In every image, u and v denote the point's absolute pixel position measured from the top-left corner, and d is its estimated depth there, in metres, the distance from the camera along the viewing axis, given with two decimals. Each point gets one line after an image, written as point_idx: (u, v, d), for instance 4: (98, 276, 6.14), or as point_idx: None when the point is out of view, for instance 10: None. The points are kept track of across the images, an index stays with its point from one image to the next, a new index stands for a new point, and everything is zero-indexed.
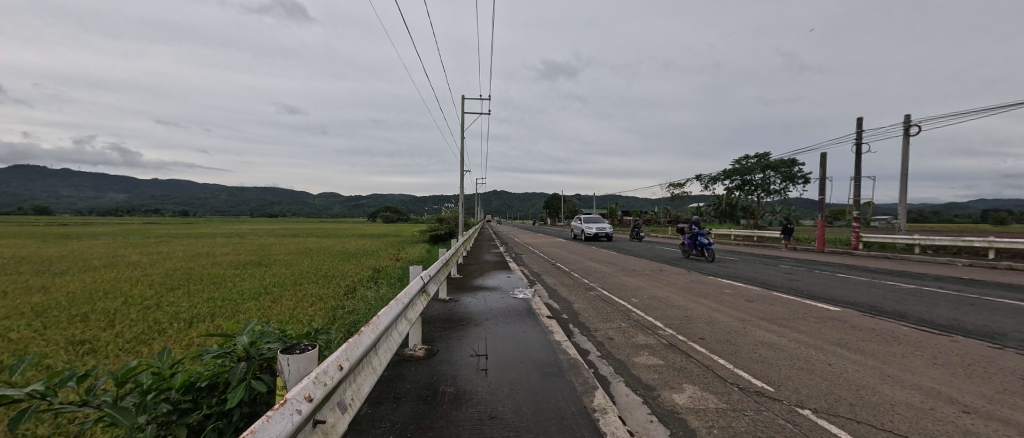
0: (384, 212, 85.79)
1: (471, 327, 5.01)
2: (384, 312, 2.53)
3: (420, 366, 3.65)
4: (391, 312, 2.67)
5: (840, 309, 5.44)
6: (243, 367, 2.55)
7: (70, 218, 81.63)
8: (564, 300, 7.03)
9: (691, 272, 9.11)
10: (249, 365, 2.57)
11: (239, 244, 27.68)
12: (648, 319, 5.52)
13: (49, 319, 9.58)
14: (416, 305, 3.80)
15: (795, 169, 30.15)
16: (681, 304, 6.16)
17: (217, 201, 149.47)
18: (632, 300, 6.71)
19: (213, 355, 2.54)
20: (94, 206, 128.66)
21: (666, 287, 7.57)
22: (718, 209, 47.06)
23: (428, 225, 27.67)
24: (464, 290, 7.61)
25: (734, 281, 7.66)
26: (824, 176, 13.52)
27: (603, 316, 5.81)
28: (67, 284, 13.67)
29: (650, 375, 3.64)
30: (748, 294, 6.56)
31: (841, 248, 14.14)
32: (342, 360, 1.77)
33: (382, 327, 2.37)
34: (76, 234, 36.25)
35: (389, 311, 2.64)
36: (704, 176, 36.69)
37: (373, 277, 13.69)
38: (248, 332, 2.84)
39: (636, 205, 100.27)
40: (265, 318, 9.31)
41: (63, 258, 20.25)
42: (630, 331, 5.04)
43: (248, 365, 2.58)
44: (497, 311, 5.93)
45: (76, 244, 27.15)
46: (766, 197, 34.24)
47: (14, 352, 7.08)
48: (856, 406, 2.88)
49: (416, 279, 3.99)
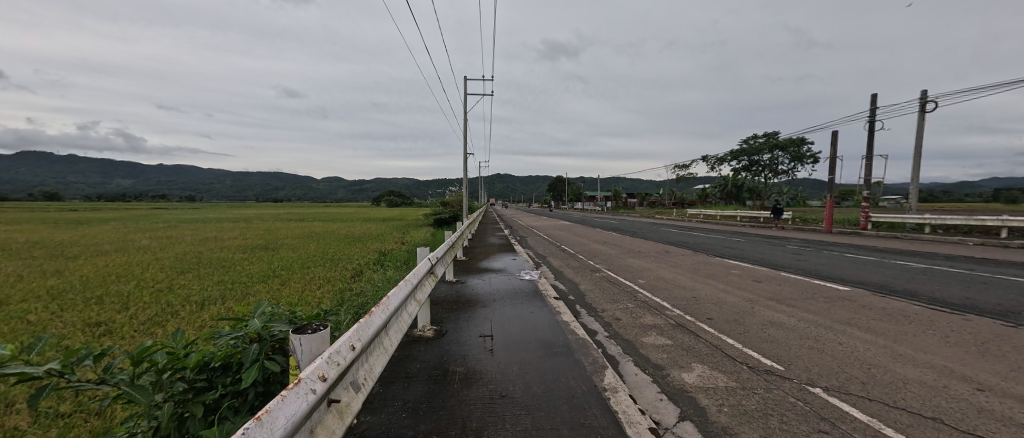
0: (388, 197, 85.71)
1: (477, 308, 5.04)
2: (394, 293, 2.52)
3: (429, 346, 3.67)
4: (400, 293, 2.66)
5: (850, 288, 5.41)
6: (259, 347, 2.61)
7: (78, 203, 82.51)
8: (571, 281, 7.07)
9: (697, 253, 9.01)
10: (261, 347, 2.62)
11: (246, 228, 27.90)
12: (656, 300, 5.52)
13: (66, 302, 9.80)
14: (423, 286, 3.78)
15: (806, 148, 29.36)
16: (688, 285, 6.16)
17: (223, 187, 150.51)
18: (639, 282, 6.67)
19: (228, 336, 2.59)
20: (103, 191, 129.85)
21: (674, 269, 7.48)
22: (723, 191, 46.74)
23: (432, 208, 27.61)
24: (470, 273, 7.63)
25: (741, 262, 7.62)
26: (835, 154, 13.15)
27: (610, 297, 5.83)
28: (80, 268, 13.90)
29: (659, 355, 3.67)
30: (756, 274, 6.49)
31: (848, 227, 13.94)
32: (354, 341, 1.74)
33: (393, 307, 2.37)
34: (89, 220, 36.80)
35: (399, 292, 2.65)
36: (711, 157, 36.05)
37: (379, 260, 13.79)
38: (259, 315, 2.88)
39: (642, 187, 99.19)
40: (274, 300, 9.50)
41: (75, 242, 20.52)
42: (637, 312, 5.05)
43: (262, 346, 2.64)
44: (504, 293, 5.96)
45: (88, 229, 27.67)
46: (773, 177, 33.61)
47: (34, 334, 7.30)
48: (868, 384, 2.88)
49: (424, 261, 3.94)
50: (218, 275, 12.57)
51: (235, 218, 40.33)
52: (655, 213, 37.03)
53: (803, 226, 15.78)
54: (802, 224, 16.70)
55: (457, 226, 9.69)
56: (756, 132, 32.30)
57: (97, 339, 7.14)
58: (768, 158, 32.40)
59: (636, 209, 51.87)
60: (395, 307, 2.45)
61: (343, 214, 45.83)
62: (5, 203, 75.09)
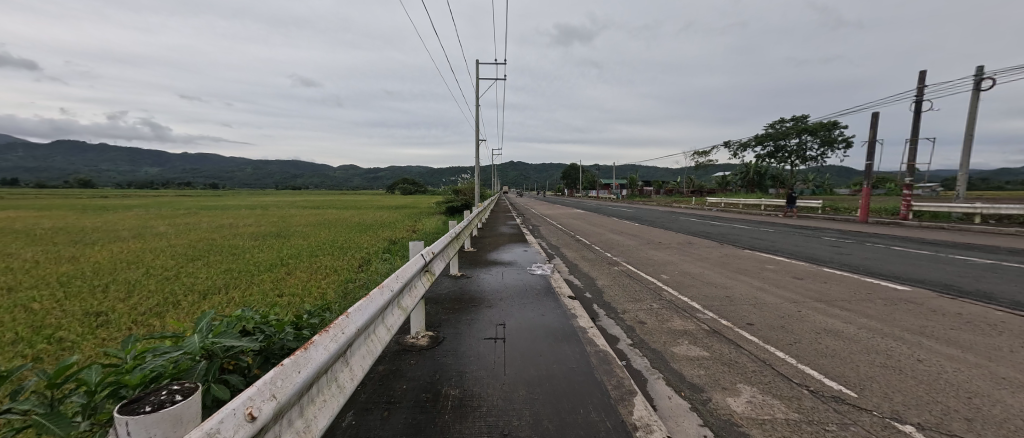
0: (401, 184, 85.53)
1: (481, 309, 4.50)
2: (360, 307, 1.92)
3: (422, 360, 3.14)
4: (371, 306, 2.05)
5: (909, 288, 4.70)
6: (208, 367, 2.36)
7: (102, 190, 84.65)
8: (586, 275, 6.52)
9: (724, 245, 8.29)
10: (210, 367, 2.36)
11: (262, 215, 27.86)
12: (683, 300, 4.92)
13: (73, 288, 9.67)
14: (414, 289, 3.21)
15: (839, 131, 27.75)
16: (718, 282, 5.50)
17: (240, 176, 152.81)
18: (662, 278, 6.03)
19: (172, 354, 2.29)
20: (127, 179, 133.01)
21: (699, 262, 6.81)
22: (744, 178, 45.23)
23: (443, 196, 27.11)
24: (479, 265, 7.08)
25: (774, 255, 6.92)
26: (875, 137, 12.10)
27: (631, 296, 5.28)
28: (94, 254, 13.87)
29: (695, 371, 3.08)
30: (794, 270, 5.79)
31: (886, 217, 12.96)
32: (259, 405, 1.10)
33: (355, 326, 1.78)
34: (114, 206, 37.32)
35: (368, 304, 2.05)
36: (733, 143, 34.59)
37: (388, 249, 13.39)
38: (204, 328, 2.58)
39: (659, 174, 97.12)
40: (277, 290, 9.18)
41: (94, 228, 20.73)
42: (663, 314, 4.50)
43: (210, 366, 2.39)
44: (513, 289, 5.42)
45: (112, 215, 28.00)
46: (800, 163, 32.06)
47: (32, 326, 7.07)
48: (975, 422, 2.24)
49: (415, 258, 3.36)
50: (226, 263, 12.32)
51: (251, 205, 40.40)
52: (673, 201, 36.00)
53: (835, 216, 14.78)
54: (834, 213, 15.64)
55: (465, 216, 9.15)
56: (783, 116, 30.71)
57: (94, 331, 6.91)
58: (796, 142, 30.87)
59: (653, 197, 50.56)
60: (359, 327, 1.86)
61: (357, 202, 45.74)
62: (38, 190, 77.33)
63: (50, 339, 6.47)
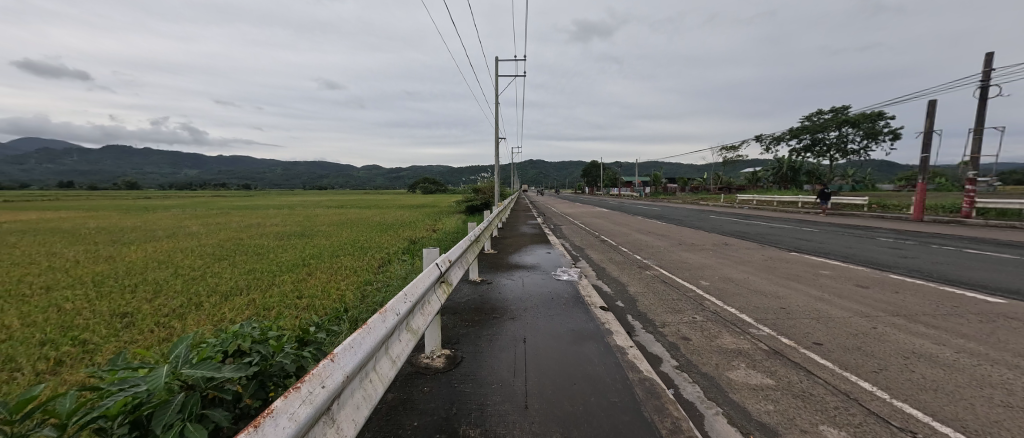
0: (423, 183, 86.05)
1: (504, 320, 4.07)
2: (349, 347, 1.50)
3: (437, 386, 2.74)
4: (367, 342, 1.64)
5: (1003, 300, 4.01)
6: (186, 399, 2.12)
7: (140, 192, 88.34)
8: (616, 281, 6.02)
9: (765, 246, 7.60)
10: (188, 400, 2.12)
11: (288, 215, 28.23)
12: (730, 311, 4.38)
13: (105, 288, 9.78)
14: (427, 306, 2.79)
15: (884, 123, 26.09)
16: (768, 290, 4.91)
17: (268, 177, 157.16)
18: (702, 285, 5.46)
19: (146, 386, 2.05)
20: (164, 181, 138.82)
21: (741, 267, 6.18)
22: (777, 174, 43.36)
23: (463, 196, 26.85)
24: (500, 269, 6.65)
25: (827, 258, 6.23)
26: (934, 127, 11.05)
27: (669, 306, 4.76)
28: (128, 254, 14.14)
29: (763, 405, 2.57)
30: (854, 276, 5.12)
31: (943, 215, 11.90)
32: None
33: (338, 376, 1.37)
34: (153, 207, 38.70)
35: (363, 339, 1.63)
36: (765, 137, 33.14)
37: (408, 249, 13.14)
38: (182, 356, 2.33)
39: (684, 171, 94.63)
40: (297, 291, 9.01)
41: (131, 228, 21.34)
42: (708, 328, 3.98)
43: (189, 399, 2.14)
44: (538, 297, 4.97)
45: (149, 215, 28.90)
46: (839, 157, 30.35)
47: (61, 327, 7.08)
48: None
49: (429, 269, 2.95)
50: (250, 263, 12.33)
51: (280, 205, 41.23)
52: (700, 199, 34.77)
53: (885, 214, 13.68)
54: (883, 211, 14.50)
55: (484, 216, 8.73)
56: (821, 108, 29.15)
57: (117, 332, 6.83)
58: (835, 135, 29.25)
59: (678, 195, 49.06)
60: (347, 373, 1.43)
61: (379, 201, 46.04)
62: (85, 192, 81.55)
63: (74, 341, 6.40)
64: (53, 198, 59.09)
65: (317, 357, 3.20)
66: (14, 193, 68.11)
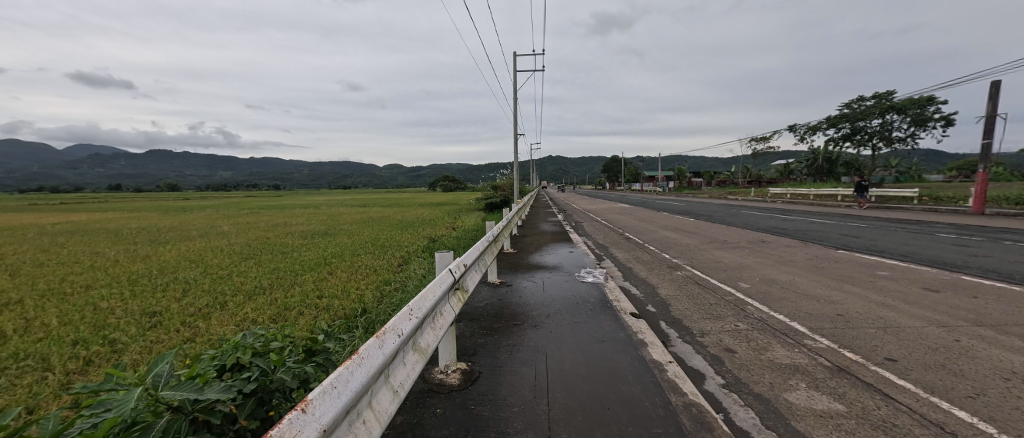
0: (444, 181, 86.52)
1: (526, 328, 3.72)
2: (328, 390, 1.18)
3: (451, 409, 2.41)
4: (355, 379, 1.32)
5: None
6: (170, 425, 1.83)
7: (176, 193, 92.04)
8: (645, 282, 5.59)
9: (808, 244, 7.01)
10: (173, 424, 1.84)
11: (314, 214, 28.63)
12: (778, 318, 3.92)
13: (137, 287, 9.91)
14: (440, 318, 2.47)
15: (933, 109, 24.42)
16: (819, 294, 4.41)
17: (294, 177, 161.34)
18: (742, 287, 4.99)
19: (122, 407, 1.77)
20: (198, 183, 144.21)
21: (784, 267, 5.65)
22: (812, 166, 41.44)
23: (484, 192, 26.59)
24: (520, 270, 6.29)
25: (882, 257, 5.64)
26: (998, 111, 10.09)
27: (706, 311, 4.33)
28: (162, 253, 14.45)
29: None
30: (919, 278, 4.56)
31: (1006, 207, 10.90)
32: None
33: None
34: (189, 208, 40.06)
35: (349, 374, 1.31)
36: (800, 127, 31.65)
37: (429, 247, 12.94)
38: (164, 376, 2.05)
39: (710, 165, 92.05)
40: (318, 291, 8.91)
41: (167, 228, 21.99)
42: (755, 338, 3.55)
43: (174, 423, 1.86)
44: (562, 301, 4.61)
45: (185, 216, 29.88)
46: (882, 147, 28.63)
47: (95, 326, 7.13)
48: None
49: (442, 275, 2.62)
50: (275, 262, 12.39)
51: (306, 204, 42.03)
52: (728, 194, 33.51)
53: (939, 207, 12.65)
54: (936, 204, 13.43)
55: (503, 214, 8.40)
56: (862, 94, 27.56)
57: (145, 332, 6.82)
58: (878, 123, 27.61)
59: (705, 189, 47.58)
60: (324, 426, 1.11)
61: (401, 200, 46.30)
62: (126, 194, 85.58)
63: (104, 341, 6.41)
64: (98, 200, 62.27)
65: (326, 368, 2.92)
66: (62, 196, 72.07)
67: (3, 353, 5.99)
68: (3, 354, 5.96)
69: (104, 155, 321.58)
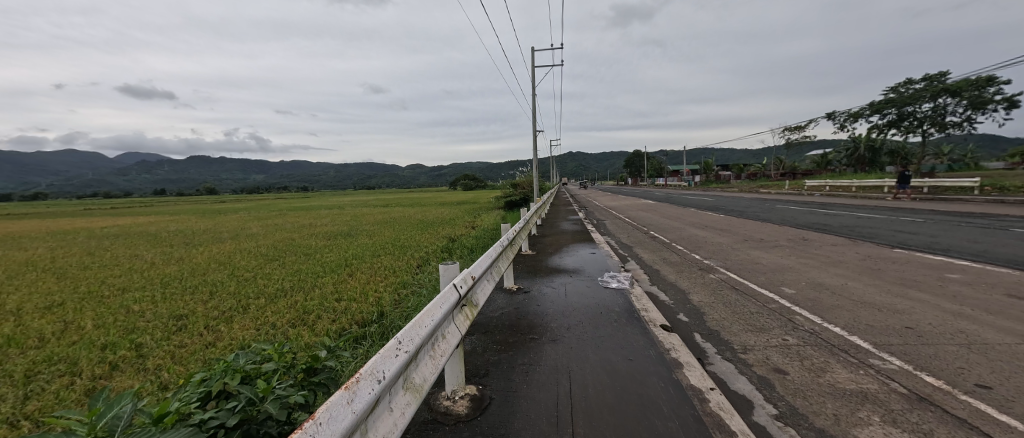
0: (466, 180, 86.77)
1: (545, 344, 3.35)
2: None
3: None
4: None
5: None
6: None
7: (211, 196, 95.65)
8: (675, 287, 5.13)
9: (858, 242, 6.39)
10: None
11: (339, 215, 28.98)
12: (832, 331, 3.44)
13: (168, 290, 10.03)
14: (442, 343, 2.12)
15: (993, 90, 22.58)
16: (880, 302, 3.88)
17: (321, 179, 165.30)
18: (786, 293, 4.48)
19: None
20: (231, 186, 149.63)
21: (833, 269, 5.09)
22: (852, 155, 39.32)
23: (505, 190, 26.28)
24: (539, 274, 5.93)
25: (948, 257, 5.02)
26: None
27: (747, 321, 3.86)
28: (194, 255, 14.75)
29: None
30: (998, 284, 3.97)
31: None
32: None
33: None
34: (222, 211, 41.29)
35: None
36: (840, 114, 30.03)
37: (449, 248, 12.71)
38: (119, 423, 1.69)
39: (739, 157, 88.94)
40: (338, 293, 8.77)
41: (202, 230, 22.64)
42: (808, 356, 3.09)
43: None
44: (585, 310, 4.20)
45: (219, 218, 30.77)
46: (933, 133, 26.79)
47: (125, 329, 7.17)
48: None
49: (445, 292, 2.27)
50: (298, 263, 12.41)
51: (332, 205, 42.74)
52: (761, 187, 32.12)
53: (1006, 198, 11.53)
54: (1001, 196, 12.28)
55: (523, 214, 8.04)
56: (911, 77, 25.85)
57: (170, 335, 6.81)
58: (929, 108, 25.84)
59: (735, 183, 45.91)
60: None
61: (424, 199, 46.49)
62: (165, 198, 89.55)
63: (132, 344, 6.42)
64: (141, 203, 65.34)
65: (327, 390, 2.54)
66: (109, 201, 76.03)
67: (36, 356, 6.03)
68: (36, 357, 6.01)
69: (144, 162, 337.92)
